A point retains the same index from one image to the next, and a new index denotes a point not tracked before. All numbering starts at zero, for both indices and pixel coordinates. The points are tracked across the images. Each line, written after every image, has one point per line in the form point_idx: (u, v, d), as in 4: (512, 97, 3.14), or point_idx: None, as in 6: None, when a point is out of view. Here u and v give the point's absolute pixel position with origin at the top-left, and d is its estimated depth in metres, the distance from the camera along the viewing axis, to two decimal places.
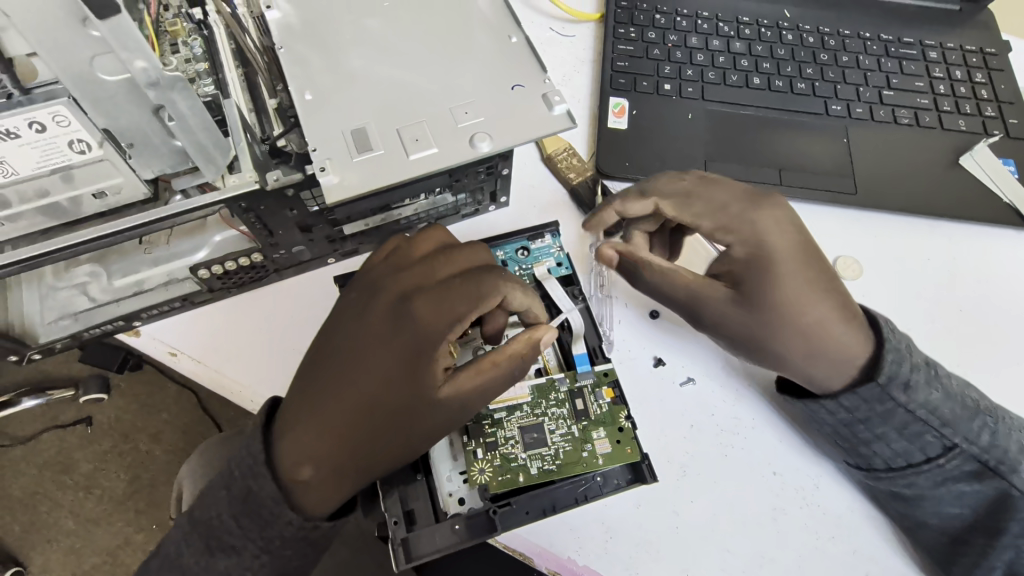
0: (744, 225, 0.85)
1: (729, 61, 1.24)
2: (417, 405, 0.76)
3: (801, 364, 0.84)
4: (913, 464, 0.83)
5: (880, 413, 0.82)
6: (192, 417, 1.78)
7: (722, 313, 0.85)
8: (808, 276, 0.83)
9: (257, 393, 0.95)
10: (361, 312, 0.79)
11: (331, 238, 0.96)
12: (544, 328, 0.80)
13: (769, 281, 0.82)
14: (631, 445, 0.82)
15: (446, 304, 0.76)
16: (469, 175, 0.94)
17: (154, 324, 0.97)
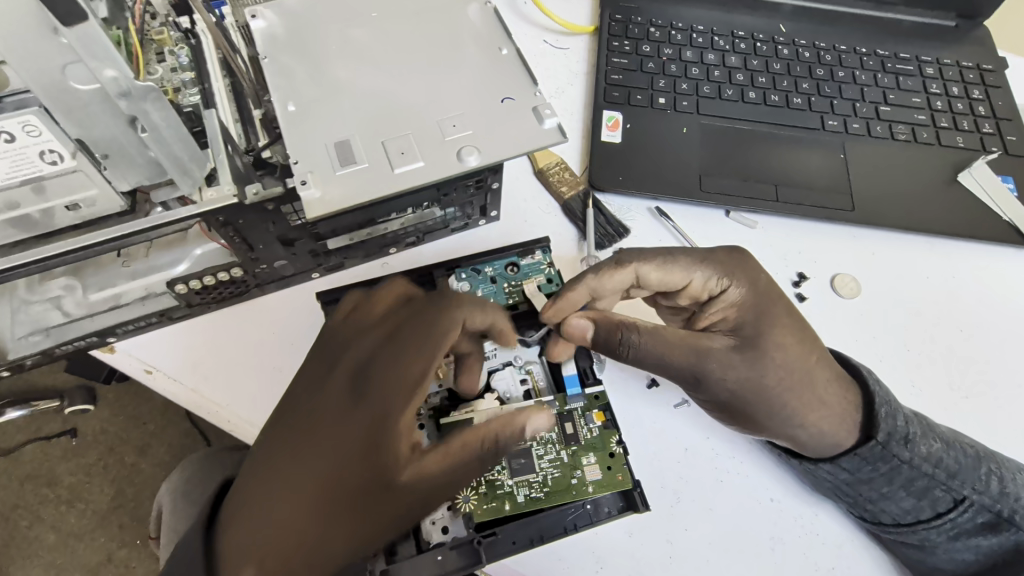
0: (731, 272, 0.88)
1: (724, 75, 1.22)
2: (376, 484, 0.67)
3: (810, 421, 0.81)
4: (923, 520, 0.81)
5: (885, 474, 0.81)
6: (179, 430, 1.73)
7: (726, 360, 0.82)
8: (800, 328, 0.85)
9: (235, 412, 0.91)
10: (325, 380, 0.74)
11: (315, 252, 0.93)
12: (533, 411, 0.75)
13: (766, 330, 0.84)
14: (622, 472, 0.79)
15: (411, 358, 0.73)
16: (457, 189, 0.92)
17: (131, 340, 0.94)
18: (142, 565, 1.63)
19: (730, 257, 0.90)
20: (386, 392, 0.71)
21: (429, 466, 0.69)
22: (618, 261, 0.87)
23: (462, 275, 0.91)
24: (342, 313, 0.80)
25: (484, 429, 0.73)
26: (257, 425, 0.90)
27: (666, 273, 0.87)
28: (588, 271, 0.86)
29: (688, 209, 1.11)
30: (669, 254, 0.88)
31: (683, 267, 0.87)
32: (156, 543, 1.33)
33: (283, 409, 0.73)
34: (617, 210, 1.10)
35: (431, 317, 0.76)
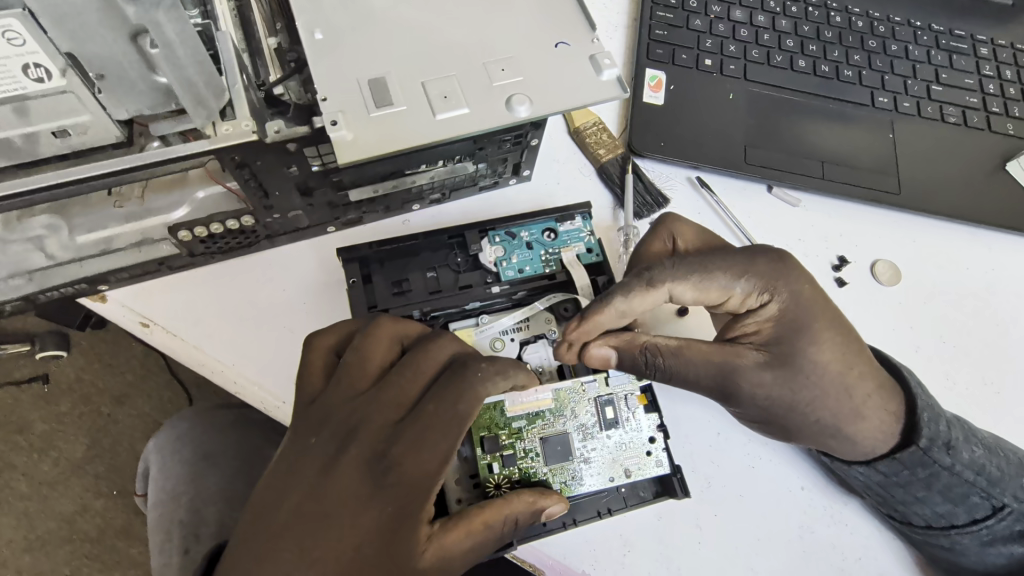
0: (775, 285, 0.74)
1: (774, 40, 1.14)
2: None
3: (845, 431, 0.73)
4: (956, 525, 0.76)
5: (922, 478, 0.74)
6: (160, 380, 1.55)
7: (758, 380, 0.72)
8: (846, 341, 0.74)
9: (241, 374, 0.83)
10: (324, 443, 0.60)
11: (333, 203, 0.84)
12: (551, 498, 0.67)
13: (807, 345, 0.73)
14: (662, 459, 0.75)
15: (426, 445, 0.60)
16: (494, 143, 0.83)
17: (124, 289, 0.85)
18: (118, 517, 1.48)
19: (773, 265, 0.75)
20: (399, 508, 0.59)
21: (447, 547, 0.60)
22: (648, 280, 0.73)
23: (496, 239, 0.84)
24: (317, 364, 0.65)
25: (505, 510, 0.63)
26: (263, 389, 0.82)
27: (701, 292, 0.74)
28: (615, 296, 0.73)
29: (730, 181, 1.05)
30: (707, 267, 0.74)
31: (715, 279, 0.74)
32: (141, 500, 1.26)
33: (257, 499, 0.59)
34: (657, 177, 1.03)
35: (433, 420, 0.60)
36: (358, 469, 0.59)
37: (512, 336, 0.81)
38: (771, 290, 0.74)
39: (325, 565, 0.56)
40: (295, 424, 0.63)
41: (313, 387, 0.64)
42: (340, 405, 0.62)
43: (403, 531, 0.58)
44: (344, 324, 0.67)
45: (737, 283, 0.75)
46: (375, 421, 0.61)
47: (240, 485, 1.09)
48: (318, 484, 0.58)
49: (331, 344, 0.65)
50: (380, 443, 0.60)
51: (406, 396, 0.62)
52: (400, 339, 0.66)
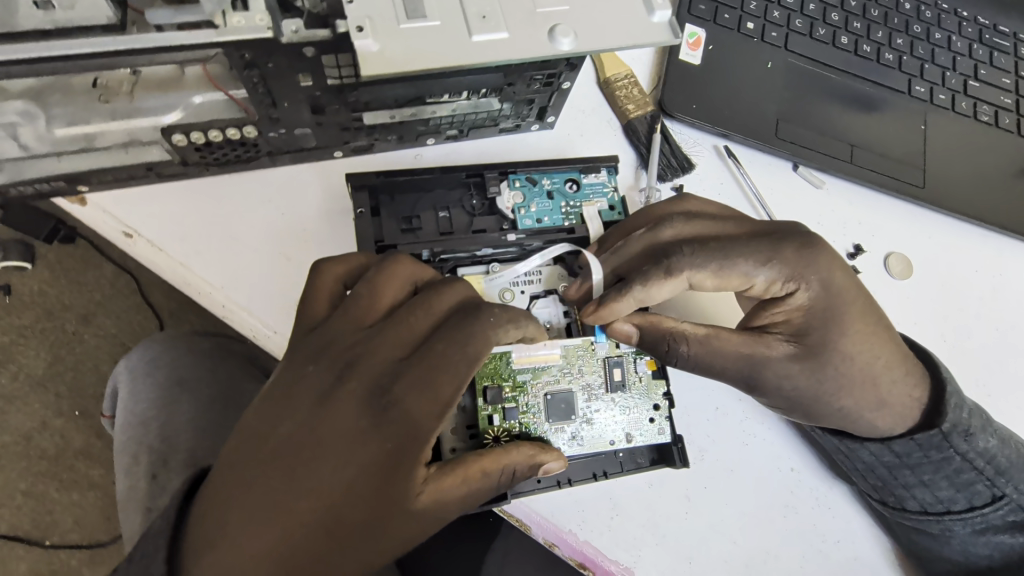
0: (802, 273, 0.68)
1: (819, 11, 1.08)
2: (393, 524, 0.55)
3: (865, 418, 0.72)
4: (953, 511, 0.76)
5: (935, 461, 0.74)
6: (129, 304, 1.47)
7: (784, 372, 0.68)
8: (869, 329, 0.70)
9: (228, 298, 0.77)
10: (322, 376, 0.56)
11: (344, 125, 0.78)
12: (550, 453, 0.65)
13: (834, 330, 0.69)
14: (665, 427, 0.73)
15: (431, 388, 0.55)
16: (523, 80, 0.78)
17: (106, 193, 0.78)
18: (78, 437, 1.43)
19: (802, 252, 0.68)
20: (396, 450, 0.54)
21: (444, 493, 0.57)
22: (667, 266, 0.67)
23: (516, 184, 0.79)
24: (324, 292, 0.60)
25: (503, 461, 0.61)
26: (253, 316, 0.77)
27: (721, 280, 0.68)
28: (634, 285, 0.67)
29: (760, 155, 1.01)
30: (727, 257, 0.67)
31: (735, 268, 0.68)
32: (108, 421, 1.21)
33: (246, 426, 0.55)
34: (682, 141, 0.98)
35: (441, 360, 0.56)
36: (355, 403, 0.55)
37: (522, 289, 0.77)
38: (799, 279, 0.68)
39: (313, 500, 0.53)
40: (292, 352, 0.58)
41: (316, 315, 0.60)
42: (344, 338, 0.57)
43: (399, 473, 0.55)
44: (356, 254, 0.62)
45: (762, 270, 0.68)
46: (379, 355, 0.56)
47: (214, 415, 1.04)
48: (310, 415, 0.54)
49: (340, 273, 0.61)
50: (382, 378, 0.56)
51: (414, 335, 0.58)
52: (412, 277, 0.61)
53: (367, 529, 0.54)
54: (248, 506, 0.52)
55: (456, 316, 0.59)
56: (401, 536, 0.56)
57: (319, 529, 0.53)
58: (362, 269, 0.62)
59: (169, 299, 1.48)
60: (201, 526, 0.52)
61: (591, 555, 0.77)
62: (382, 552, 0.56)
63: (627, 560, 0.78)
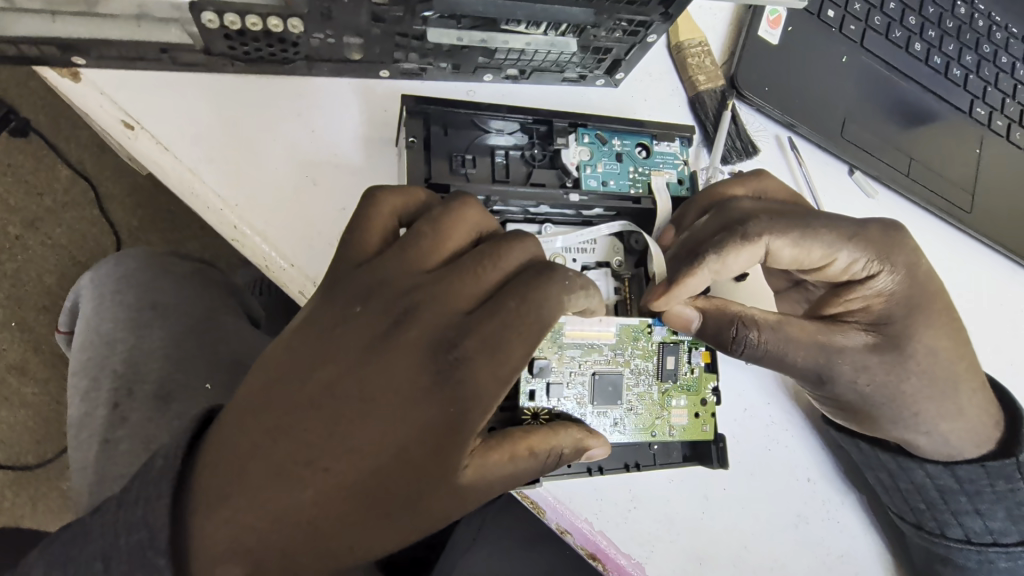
0: (888, 255, 0.64)
1: (898, 12, 1.02)
2: (433, 497, 0.51)
3: (940, 429, 0.70)
4: (1000, 543, 0.78)
5: (999, 491, 0.75)
6: (85, 215, 1.28)
7: (861, 364, 0.64)
8: (944, 340, 0.67)
9: (240, 219, 0.67)
10: (372, 326, 0.50)
11: (400, 40, 0.67)
12: (596, 439, 0.60)
13: (910, 326, 0.65)
14: (708, 423, 0.69)
15: (492, 354, 0.50)
16: (610, 23, 0.69)
17: (106, 72, 0.65)
18: (11, 350, 1.25)
19: (890, 235, 0.64)
20: (450, 416, 0.50)
21: (489, 468, 0.53)
22: (743, 233, 0.61)
23: (584, 138, 0.71)
24: (378, 226, 0.54)
25: (552, 441, 0.57)
26: (268, 243, 0.67)
27: (801, 252, 0.62)
28: (707, 254, 0.61)
29: (820, 152, 0.96)
30: (808, 227, 0.62)
31: (817, 241, 0.62)
32: (63, 337, 1.07)
33: (282, 368, 0.50)
34: (749, 126, 0.92)
35: (515, 321, 0.50)
36: (410, 357, 0.50)
37: (575, 257, 0.70)
38: (884, 260, 0.64)
39: (351, 458, 0.48)
40: (336, 289, 0.53)
41: (366, 251, 0.54)
42: (399, 285, 0.51)
43: (446, 442, 0.50)
44: (417, 190, 0.55)
45: (842, 247, 0.63)
46: (441, 306, 0.51)
47: (188, 347, 0.92)
48: (357, 364, 0.49)
49: (398, 207, 0.54)
50: (443, 334, 0.50)
51: (478, 290, 0.52)
52: (479, 225, 0.55)
53: (406, 497, 0.50)
54: (280, 451, 0.48)
55: (526, 275, 0.52)
56: (437, 512, 0.52)
57: (353, 490, 0.49)
58: (425, 208, 0.56)
59: (136, 214, 1.31)
60: (219, 467, 0.48)
61: (603, 547, 0.72)
62: (416, 524, 0.51)
63: (639, 555, 0.73)
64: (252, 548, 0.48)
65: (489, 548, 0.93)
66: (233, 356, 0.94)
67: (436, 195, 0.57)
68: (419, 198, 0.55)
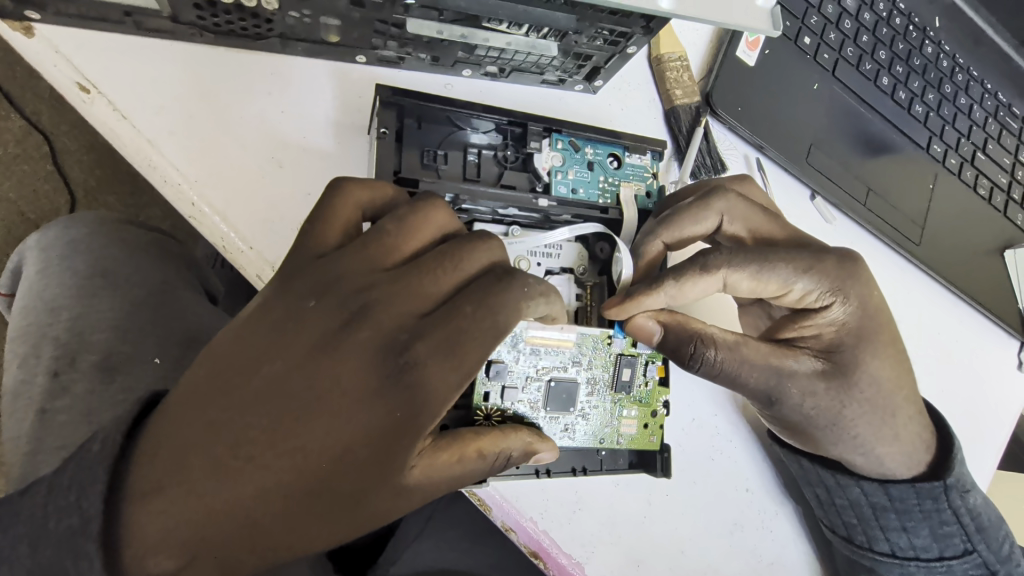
0: (841, 288, 0.66)
1: (870, 45, 1.06)
2: (378, 496, 0.51)
3: (875, 451, 0.74)
4: (919, 558, 0.83)
5: (926, 509, 0.80)
6: (34, 170, 1.21)
7: (807, 389, 0.67)
8: (884, 367, 0.70)
9: (199, 197, 0.65)
10: (327, 323, 0.50)
11: (378, 27, 0.66)
12: (544, 444, 0.62)
13: (854, 352, 0.68)
14: (655, 433, 0.72)
15: (447, 359, 0.51)
16: (591, 32, 0.69)
17: (64, 30, 0.62)
18: None
19: (846, 269, 0.67)
20: (400, 418, 0.50)
21: (437, 468, 0.54)
22: (703, 263, 0.64)
23: (557, 144, 0.72)
24: (342, 220, 0.53)
25: (501, 443, 0.58)
26: (227, 223, 0.65)
27: (759, 284, 0.65)
28: (666, 280, 0.64)
29: (786, 175, 0.98)
30: (767, 263, 0.64)
31: (773, 275, 0.65)
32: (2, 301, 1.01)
33: (232, 360, 0.49)
34: (720, 144, 0.94)
35: (471, 327, 0.51)
36: (363, 356, 0.50)
37: (539, 261, 0.70)
38: (835, 294, 0.67)
39: (297, 456, 0.48)
40: (293, 280, 0.52)
41: (327, 244, 0.53)
42: (357, 283, 0.51)
43: (395, 444, 0.50)
44: (383, 185, 0.55)
45: (800, 279, 0.65)
46: (399, 306, 0.51)
47: None
48: (309, 359, 0.49)
49: (364, 201, 0.54)
50: (399, 335, 0.51)
51: (437, 291, 0.52)
52: (445, 227, 0.55)
53: (352, 496, 0.50)
54: (222, 443, 0.47)
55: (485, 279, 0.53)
56: (382, 510, 0.52)
57: (296, 486, 0.49)
58: (391, 203, 0.56)
59: (91, 173, 1.25)
60: (159, 457, 0.47)
61: (546, 547, 0.74)
62: (360, 522, 0.52)
63: (580, 556, 0.75)
64: (187, 544, 0.47)
65: (436, 539, 0.93)
66: (186, 332, 0.89)
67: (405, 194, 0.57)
68: (386, 194, 0.55)
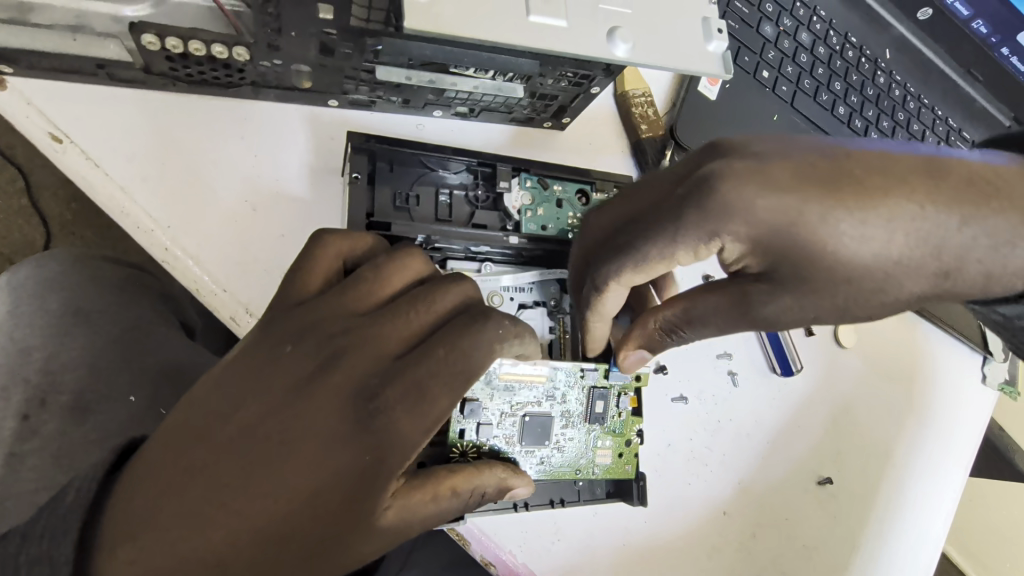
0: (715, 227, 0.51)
1: (826, 77, 1.11)
2: (352, 538, 0.52)
3: None
4: None
5: None
6: (10, 205, 1.21)
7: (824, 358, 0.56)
8: (871, 249, 0.50)
9: (172, 241, 0.65)
10: (303, 365, 0.51)
11: (350, 74, 0.68)
12: (520, 479, 0.63)
13: (832, 258, 0.50)
14: (630, 462, 0.73)
15: (419, 401, 0.51)
16: (556, 74, 0.71)
17: (37, 82, 0.63)
18: None
19: (697, 210, 0.51)
20: (373, 460, 0.51)
21: (411, 508, 0.54)
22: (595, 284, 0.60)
23: (527, 182, 0.74)
24: (321, 270, 0.55)
25: (474, 480, 0.59)
26: (200, 266, 0.66)
27: (646, 271, 0.57)
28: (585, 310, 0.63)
29: None
30: (632, 249, 0.56)
31: (656, 255, 0.55)
32: None
33: (210, 403, 0.50)
34: None
35: (442, 370, 0.52)
36: (335, 400, 0.51)
37: (512, 296, 0.72)
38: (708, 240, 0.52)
39: (272, 500, 0.49)
40: (272, 327, 0.53)
41: (303, 291, 0.55)
42: (333, 327, 0.53)
43: (369, 485, 0.51)
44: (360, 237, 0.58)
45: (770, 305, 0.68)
46: (371, 350, 0.52)
47: None
48: (281, 405, 0.50)
49: (341, 252, 0.57)
50: (370, 379, 0.51)
51: (409, 336, 0.53)
52: (419, 273, 0.57)
53: (325, 538, 0.51)
54: (192, 492, 0.47)
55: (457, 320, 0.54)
56: (357, 553, 0.53)
57: (270, 530, 0.49)
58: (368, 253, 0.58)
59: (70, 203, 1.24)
60: (132, 503, 0.47)
61: None
62: (333, 565, 0.52)
63: None
64: None
65: None
66: None
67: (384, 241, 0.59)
68: (363, 242, 0.57)
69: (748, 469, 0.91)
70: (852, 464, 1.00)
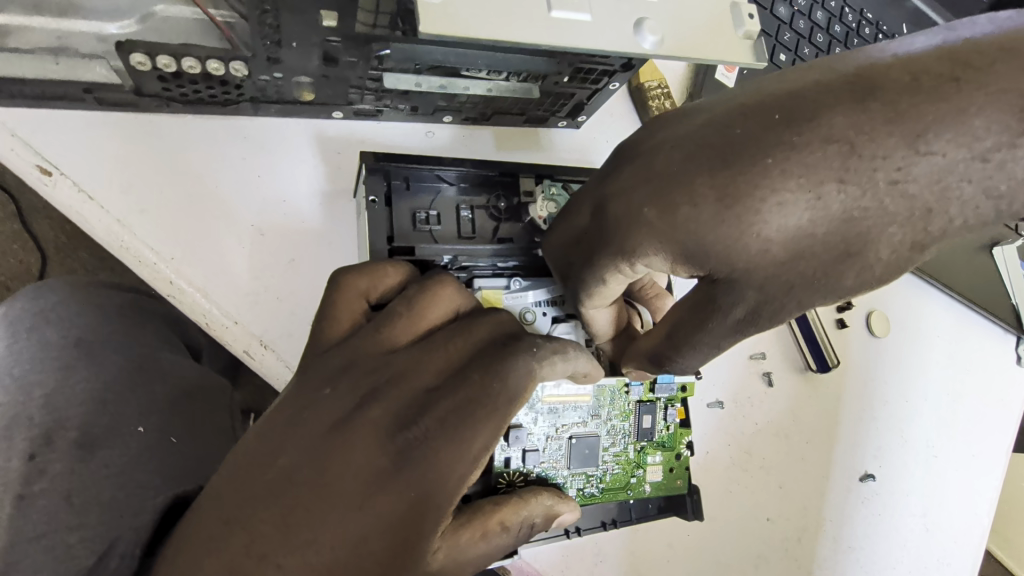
0: (623, 245, 0.49)
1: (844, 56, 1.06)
2: None
3: None
4: None
5: None
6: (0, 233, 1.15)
7: None
8: (869, 221, 0.42)
9: (177, 273, 0.61)
10: (344, 406, 0.48)
11: (355, 84, 0.63)
12: (570, 505, 0.59)
13: (815, 238, 0.43)
14: (681, 477, 0.69)
15: (464, 435, 0.47)
16: (574, 71, 0.67)
17: (20, 111, 0.59)
18: None
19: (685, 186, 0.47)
20: (417, 501, 0.46)
21: (460, 548, 0.50)
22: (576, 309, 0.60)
23: (552, 190, 0.69)
24: (346, 310, 0.52)
25: (523, 511, 0.54)
26: (209, 299, 0.62)
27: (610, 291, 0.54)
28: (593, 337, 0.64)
29: None
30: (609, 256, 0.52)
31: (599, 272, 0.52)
32: None
33: (253, 451, 0.47)
34: None
35: (485, 401, 0.48)
36: (371, 438, 0.47)
37: (545, 310, 0.68)
38: (632, 256, 0.49)
39: (321, 551, 0.45)
40: (308, 371, 0.50)
41: (333, 336, 0.52)
42: (371, 364, 0.49)
43: (420, 531, 0.46)
44: (388, 269, 0.54)
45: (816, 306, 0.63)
46: (407, 386, 0.48)
47: None
48: (317, 447, 0.46)
49: (364, 287, 0.53)
50: (407, 409, 0.48)
51: (448, 367, 0.50)
52: (456, 301, 0.54)
53: None
54: (232, 548, 0.44)
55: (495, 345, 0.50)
56: None
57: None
58: (399, 286, 0.55)
59: (63, 227, 1.18)
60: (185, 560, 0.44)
61: None
62: None
63: None
64: None
65: None
66: None
67: (407, 270, 0.55)
68: (386, 275, 0.53)
69: (790, 472, 0.88)
70: (891, 458, 0.97)
